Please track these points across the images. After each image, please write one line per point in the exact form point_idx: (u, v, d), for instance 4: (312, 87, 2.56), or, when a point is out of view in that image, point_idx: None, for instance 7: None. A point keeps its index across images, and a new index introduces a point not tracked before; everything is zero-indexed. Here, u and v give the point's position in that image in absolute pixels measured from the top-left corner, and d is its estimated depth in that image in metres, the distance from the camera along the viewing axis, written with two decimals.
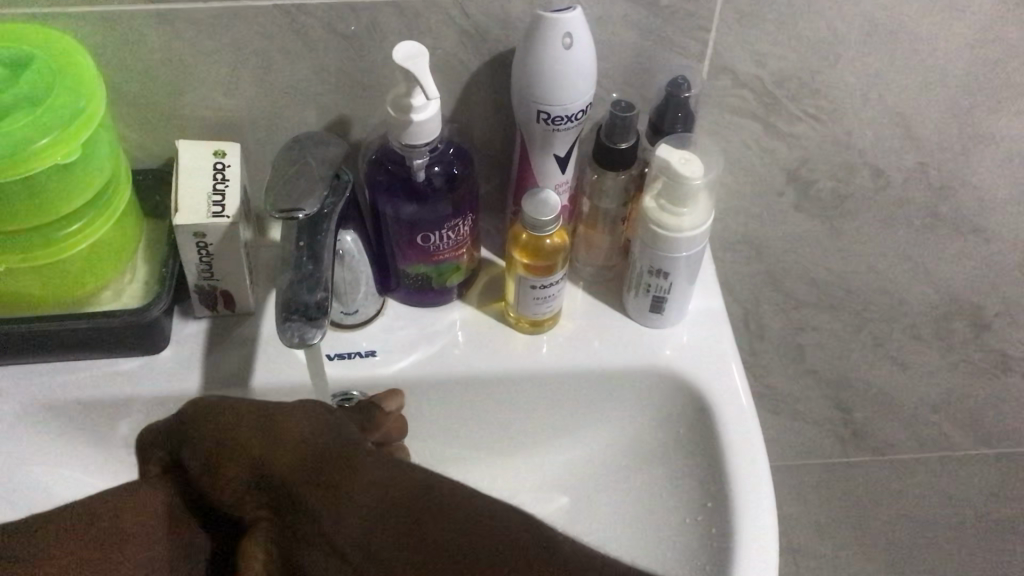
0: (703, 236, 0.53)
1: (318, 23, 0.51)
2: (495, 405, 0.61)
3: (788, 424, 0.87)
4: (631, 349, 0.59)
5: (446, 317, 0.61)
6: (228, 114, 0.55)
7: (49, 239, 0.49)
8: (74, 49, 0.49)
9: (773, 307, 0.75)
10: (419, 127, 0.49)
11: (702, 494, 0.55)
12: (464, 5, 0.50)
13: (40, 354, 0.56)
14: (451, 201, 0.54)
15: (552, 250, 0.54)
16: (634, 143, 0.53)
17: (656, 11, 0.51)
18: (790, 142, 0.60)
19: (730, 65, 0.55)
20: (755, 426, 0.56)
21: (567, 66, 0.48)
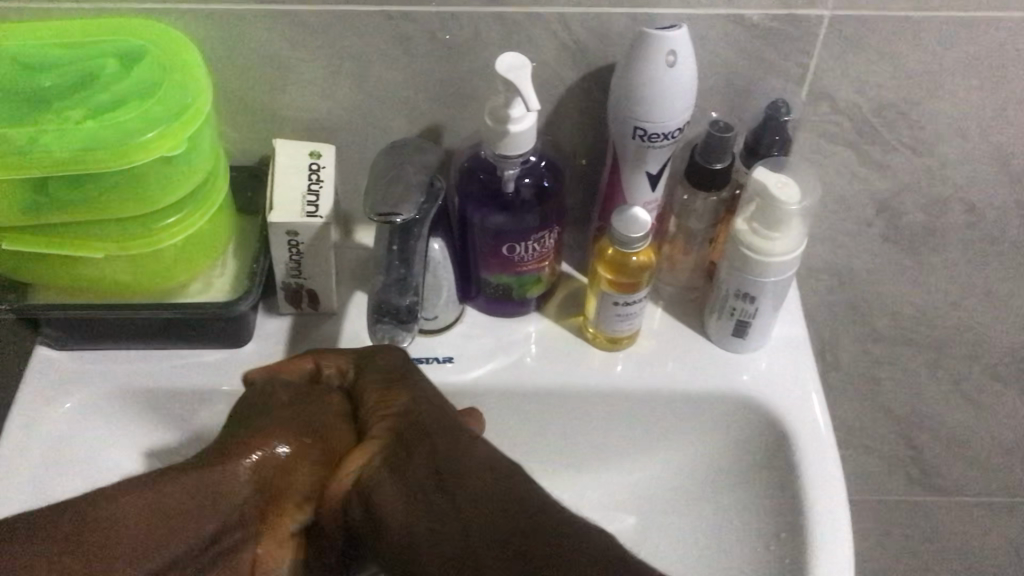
0: (794, 262, 0.52)
1: (421, 31, 0.51)
2: (568, 420, 0.61)
3: (857, 460, 0.85)
4: (709, 373, 0.59)
5: (523, 328, 0.61)
6: (325, 116, 0.56)
7: (149, 228, 0.51)
8: (184, 45, 0.50)
9: (851, 339, 0.74)
10: (515, 138, 0.49)
11: (778, 523, 0.55)
12: (566, 19, 0.51)
13: (129, 341, 0.57)
14: (539, 214, 0.54)
15: (637, 268, 0.54)
16: (728, 164, 0.53)
17: (759, 33, 0.51)
18: (883, 172, 0.59)
19: (829, 91, 0.54)
20: (835, 457, 0.55)
21: (668, 84, 0.48)
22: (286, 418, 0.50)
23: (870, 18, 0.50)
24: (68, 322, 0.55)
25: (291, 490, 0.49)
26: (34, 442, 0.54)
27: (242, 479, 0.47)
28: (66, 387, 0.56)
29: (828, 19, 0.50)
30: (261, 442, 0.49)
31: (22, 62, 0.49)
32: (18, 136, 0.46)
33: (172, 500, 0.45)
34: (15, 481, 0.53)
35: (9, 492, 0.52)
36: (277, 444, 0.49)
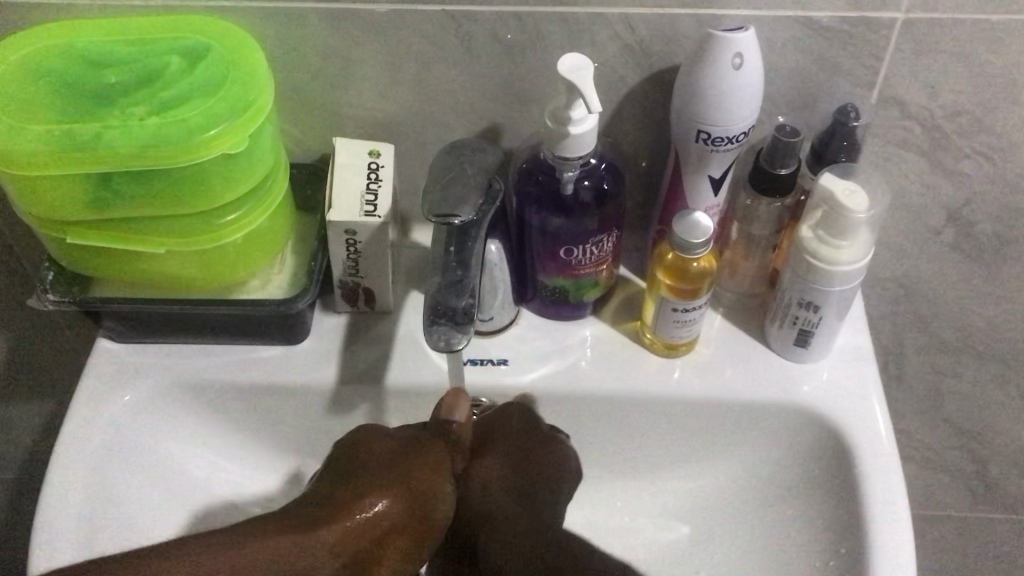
0: (861, 271, 0.51)
1: (483, 30, 0.51)
2: (622, 425, 0.60)
3: (919, 474, 0.83)
4: (769, 381, 0.57)
5: (579, 332, 0.60)
6: (385, 115, 0.56)
7: (210, 225, 0.51)
8: (248, 42, 0.50)
9: (916, 349, 0.72)
10: (575, 140, 0.49)
11: (838, 538, 0.53)
12: (630, 19, 0.50)
13: (188, 335, 0.58)
14: (598, 217, 0.53)
15: (697, 274, 0.53)
16: (794, 171, 0.52)
17: (829, 35, 0.50)
18: (955, 180, 0.58)
19: (901, 96, 0.53)
20: (899, 472, 0.53)
21: (734, 87, 0.47)
22: (385, 477, 0.47)
23: (945, 21, 0.49)
24: (129, 315, 0.56)
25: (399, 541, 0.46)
26: (95, 431, 0.55)
27: (368, 522, 0.45)
28: (127, 379, 0.57)
29: (901, 21, 0.49)
30: (376, 494, 0.46)
31: (90, 57, 0.49)
32: (83, 130, 0.46)
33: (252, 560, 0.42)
34: (76, 469, 0.54)
35: (69, 479, 0.53)
36: (382, 503, 0.46)
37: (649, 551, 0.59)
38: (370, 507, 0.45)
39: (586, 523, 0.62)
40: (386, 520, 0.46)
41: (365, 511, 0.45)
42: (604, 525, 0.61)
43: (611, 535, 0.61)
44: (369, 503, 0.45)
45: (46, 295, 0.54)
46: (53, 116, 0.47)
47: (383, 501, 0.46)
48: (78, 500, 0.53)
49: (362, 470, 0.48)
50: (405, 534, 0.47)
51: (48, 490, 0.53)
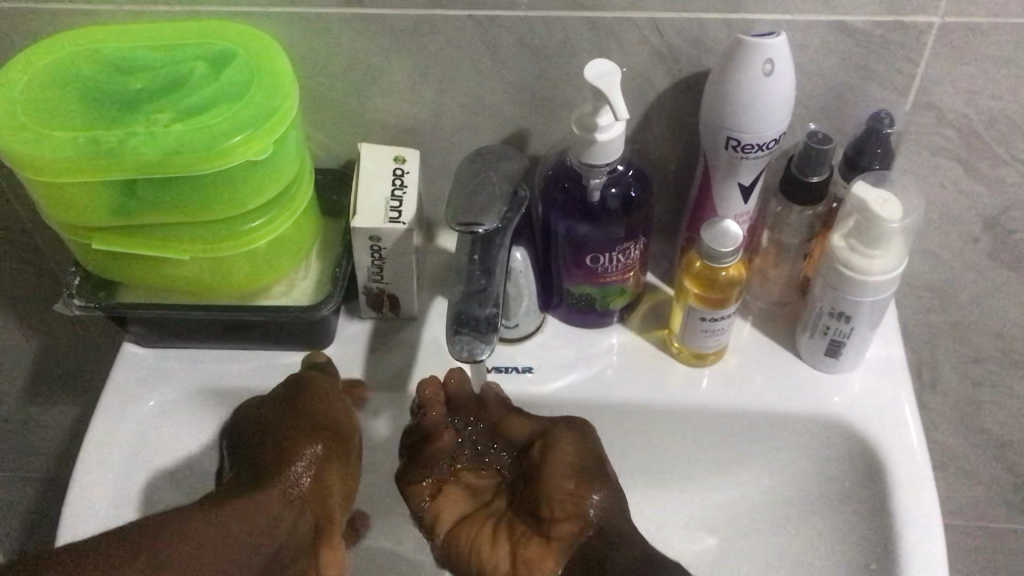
0: (895, 281, 0.49)
1: (509, 35, 0.50)
2: (649, 434, 0.59)
3: (955, 484, 0.81)
4: (798, 391, 0.56)
5: (605, 340, 0.59)
6: (410, 120, 0.56)
7: (234, 231, 0.51)
8: (272, 48, 0.50)
9: (950, 358, 0.70)
10: (602, 147, 0.48)
11: (868, 553, 0.52)
12: (658, 24, 0.49)
13: (213, 340, 0.58)
14: (625, 224, 0.52)
15: (726, 283, 0.52)
16: (826, 178, 0.50)
17: (862, 40, 0.49)
18: (993, 187, 0.56)
19: (937, 102, 0.51)
20: (932, 486, 0.52)
21: (765, 93, 0.46)
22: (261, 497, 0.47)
23: (984, 25, 0.47)
24: (154, 320, 0.56)
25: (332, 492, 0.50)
26: (119, 436, 0.55)
27: (281, 505, 0.48)
28: (152, 384, 0.57)
29: (937, 25, 0.48)
30: (292, 458, 0.49)
31: (116, 63, 0.49)
32: (107, 136, 0.46)
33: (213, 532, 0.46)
34: (100, 473, 0.54)
35: (94, 484, 0.53)
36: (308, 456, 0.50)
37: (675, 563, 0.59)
38: (292, 468, 0.49)
39: None
40: (305, 488, 0.49)
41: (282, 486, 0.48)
42: None
43: None
44: (294, 470, 0.49)
45: (72, 300, 0.54)
46: (78, 123, 0.47)
47: (307, 455, 0.50)
48: (102, 505, 0.53)
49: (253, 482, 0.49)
50: (318, 512, 0.49)
51: (72, 495, 0.53)
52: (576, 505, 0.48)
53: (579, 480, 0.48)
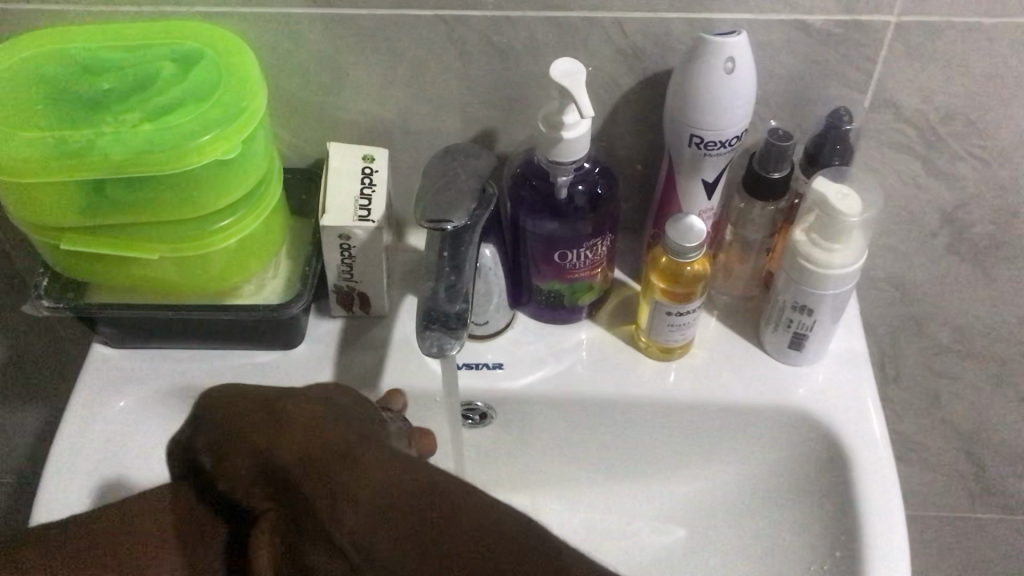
0: (855, 274, 0.51)
1: (475, 34, 0.51)
2: (619, 430, 0.60)
3: (918, 475, 0.83)
4: (764, 385, 0.57)
5: (575, 335, 0.60)
6: (378, 119, 0.56)
7: (202, 230, 0.51)
8: (240, 48, 0.50)
9: (912, 351, 0.72)
10: (568, 145, 0.49)
11: (832, 541, 0.53)
12: (622, 24, 0.50)
13: (183, 341, 0.58)
14: (592, 221, 0.53)
15: (691, 278, 0.53)
16: (787, 174, 0.52)
17: (821, 39, 0.50)
18: (949, 183, 0.58)
19: (894, 99, 0.53)
20: (893, 473, 0.53)
21: (726, 92, 0.47)
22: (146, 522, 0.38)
23: (938, 24, 0.49)
24: (123, 320, 0.56)
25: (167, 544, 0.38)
26: (90, 438, 0.55)
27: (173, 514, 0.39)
28: (123, 385, 0.57)
29: (894, 24, 0.49)
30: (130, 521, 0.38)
31: (84, 63, 0.49)
32: (75, 137, 0.46)
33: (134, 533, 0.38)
34: (71, 475, 0.54)
35: (66, 485, 0.53)
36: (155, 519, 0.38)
37: (644, 554, 0.60)
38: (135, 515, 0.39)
39: (583, 526, 0.62)
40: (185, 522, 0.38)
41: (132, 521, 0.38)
42: (600, 527, 0.62)
43: (607, 538, 0.61)
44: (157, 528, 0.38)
45: (41, 302, 0.54)
46: (46, 123, 0.47)
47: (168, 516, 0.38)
48: (73, 507, 0.53)
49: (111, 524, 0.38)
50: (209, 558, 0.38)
51: (43, 496, 0.53)
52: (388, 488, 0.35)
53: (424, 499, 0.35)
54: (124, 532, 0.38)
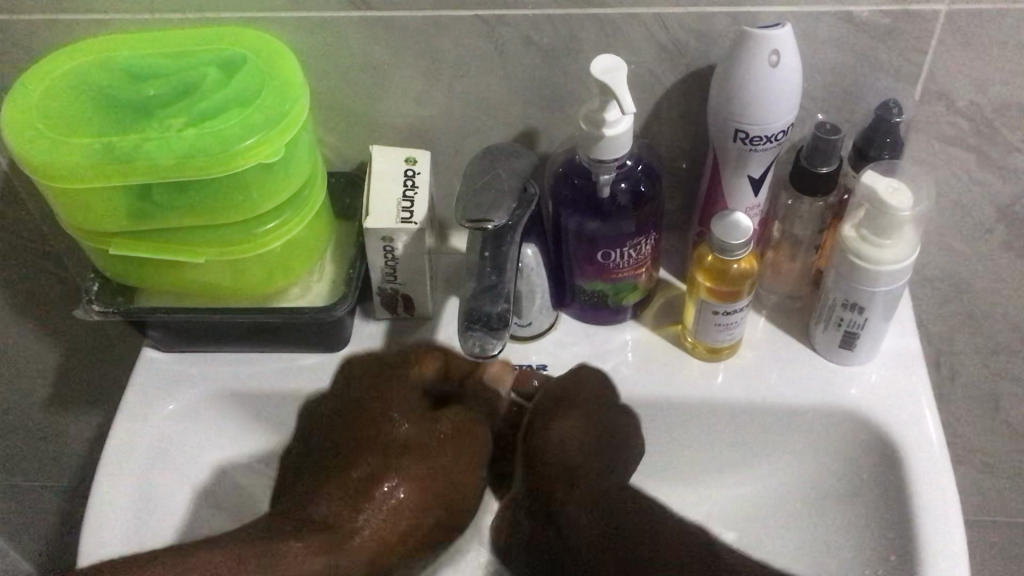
0: (907, 270, 0.49)
1: (515, 34, 0.51)
2: (665, 431, 0.59)
3: (979, 478, 0.80)
4: (816, 386, 0.56)
5: (620, 336, 0.59)
6: (420, 121, 0.56)
7: (249, 233, 0.51)
8: (284, 52, 0.50)
9: (970, 350, 0.70)
10: (610, 143, 0.48)
11: (886, 546, 0.52)
12: (664, 19, 0.49)
13: (230, 344, 0.59)
14: (635, 219, 0.52)
15: (737, 276, 0.52)
16: (835, 169, 0.51)
17: (868, 30, 0.49)
18: (1006, 176, 0.56)
19: (946, 91, 0.51)
20: (949, 474, 0.52)
21: (771, 85, 0.47)
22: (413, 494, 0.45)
23: (990, 12, 0.47)
24: (172, 324, 0.56)
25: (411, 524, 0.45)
26: (139, 438, 0.56)
27: (382, 511, 0.44)
28: (172, 387, 0.58)
29: (944, 14, 0.48)
30: (390, 482, 0.44)
31: (130, 71, 0.50)
32: (123, 142, 0.47)
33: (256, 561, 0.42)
34: (119, 475, 0.54)
35: (114, 485, 0.54)
36: (411, 488, 0.44)
37: None
38: (358, 472, 0.44)
39: None
40: (389, 513, 0.44)
41: (442, 478, 0.46)
42: None
43: None
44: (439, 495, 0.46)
45: (91, 306, 0.55)
46: (94, 129, 0.47)
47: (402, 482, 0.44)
48: (122, 507, 0.53)
49: (333, 516, 0.44)
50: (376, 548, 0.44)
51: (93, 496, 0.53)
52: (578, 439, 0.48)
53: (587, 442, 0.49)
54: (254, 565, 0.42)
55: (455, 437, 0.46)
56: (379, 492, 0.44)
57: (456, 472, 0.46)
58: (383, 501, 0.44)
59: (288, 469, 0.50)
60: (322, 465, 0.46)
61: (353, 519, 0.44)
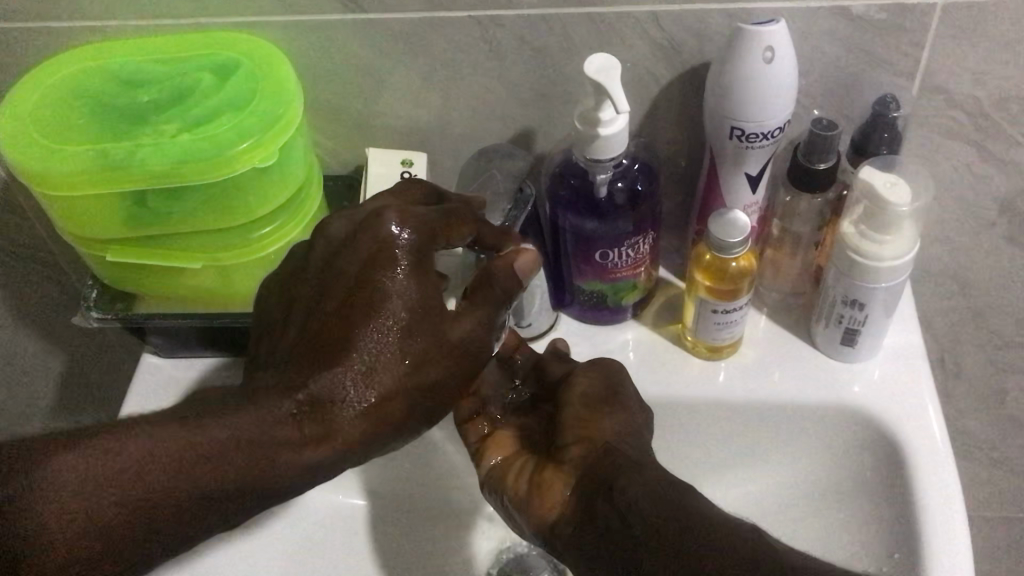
0: (907, 265, 0.49)
1: (509, 34, 0.50)
2: (667, 431, 0.59)
3: (986, 474, 0.80)
4: (818, 384, 0.56)
5: (620, 336, 0.59)
6: (416, 122, 0.56)
7: (245, 238, 0.51)
8: (277, 55, 0.50)
9: (974, 345, 0.69)
10: (605, 142, 0.48)
11: (891, 543, 0.51)
12: (658, 17, 0.49)
13: (230, 350, 0.59)
14: (633, 218, 0.52)
15: (736, 274, 0.51)
16: (833, 164, 0.50)
17: (864, 25, 0.48)
18: (1007, 170, 0.56)
19: (944, 85, 0.51)
20: (953, 470, 0.51)
21: (766, 81, 0.46)
22: (434, 294, 0.41)
23: (988, 5, 0.47)
24: (170, 330, 0.56)
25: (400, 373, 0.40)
26: None
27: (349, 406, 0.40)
28: (173, 394, 0.58)
29: (941, 8, 0.47)
30: (391, 329, 0.40)
31: (123, 77, 0.50)
32: (116, 149, 0.47)
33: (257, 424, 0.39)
34: None
35: None
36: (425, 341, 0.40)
37: None
38: (388, 229, 0.41)
39: None
40: (367, 411, 0.40)
41: (441, 333, 0.41)
42: None
43: None
44: (448, 328, 0.41)
45: (90, 313, 0.55)
46: (87, 136, 0.47)
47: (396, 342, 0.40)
48: None
49: (336, 319, 0.40)
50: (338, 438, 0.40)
51: None
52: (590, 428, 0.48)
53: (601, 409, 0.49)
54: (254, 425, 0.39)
55: (453, 352, 0.41)
56: (385, 283, 0.40)
57: (454, 333, 0.41)
58: (387, 325, 0.40)
59: (284, 271, 0.45)
60: (335, 254, 0.42)
61: (351, 337, 0.40)
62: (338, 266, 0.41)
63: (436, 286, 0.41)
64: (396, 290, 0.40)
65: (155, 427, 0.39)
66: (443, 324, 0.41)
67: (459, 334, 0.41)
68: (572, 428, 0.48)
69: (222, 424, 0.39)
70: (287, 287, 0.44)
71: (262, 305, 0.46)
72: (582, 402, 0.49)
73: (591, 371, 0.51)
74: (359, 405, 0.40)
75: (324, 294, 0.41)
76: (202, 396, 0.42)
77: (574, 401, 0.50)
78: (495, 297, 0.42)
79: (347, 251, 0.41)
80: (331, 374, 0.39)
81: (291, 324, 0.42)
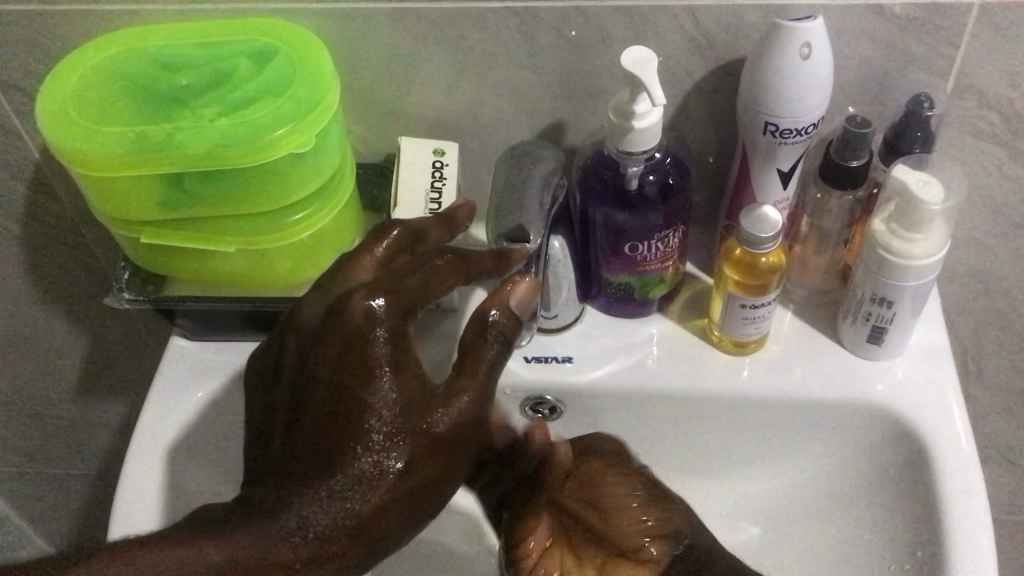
0: (937, 265, 0.49)
1: (545, 26, 0.51)
2: (690, 426, 0.59)
3: (1003, 477, 0.80)
4: (842, 381, 0.56)
5: (645, 329, 0.59)
6: (449, 113, 0.56)
7: (278, 223, 0.52)
8: (316, 43, 0.51)
9: (998, 348, 0.69)
10: (639, 135, 0.48)
11: (912, 541, 0.52)
12: (694, 11, 0.49)
13: (259, 333, 0.59)
14: (663, 212, 0.52)
15: (765, 270, 0.51)
16: (866, 162, 0.50)
17: (900, 23, 0.49)
18: None
19: (978, 84, 0.51)
20: (976, 470, 0.52)
21: (802, 77, 0.46)
22: (417, 388, 0.39)
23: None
24: (200, 314, 0.57)
25: (395, 487, 0.39)
26: (168, 426, 0.57)
27: (341, 525, 0.38)
28: (200, 375, 0.59)
29: (978, 7, 0.47)
30: (374, 440, 0.38)
31: (162, 60, 0.51)
32: (154, 131, 0.47)
33: (252, 547, 0.38)
34: (151, 463, 0.55)
35: (145, 472, 0.55)
36: (411, 442, 0.38)
37: None
38: (362, 317, 0.39)
39: None
40: (359, 525, 0.38)
41: (427, 427, 0.39)
42: None
43: None
44: (435, 421, 0.39)
45: (121, 294, 0.56)
46: (126, 117, 0.48)
47: (384, 454, 0.38)
48: (153, 494, 0.54)
49: (319, 431, 0.39)
50: (337, 556, 0.39)
51: (123, 484, 0.54)
52: (646, 526, 0.54)
53: (658, 505, 0.55)
54: (252, 549, 0.38)
55: (446, 447, 0.39)
56: (366, 391, 0.38)
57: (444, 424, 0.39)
58: (374, 436, 0.38)
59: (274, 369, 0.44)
60: (312, 350, 0.41)
61: (338, 453, 0.38)
62: (314, 371, 0.40)
63: (419, 376, 0.40)
64: (377, 399, 0.38)
65: (150, 548, 0.38)
66: (432, 417, 0.39)
67: (449, 422, 0.39)
68: (629, 529, 0.54)
69: (220, 548, 0.38)
70: (274, 391, 0.43)
71: (251, 411, 0.45)
72: (645, 509, 0.55)
73: (625, 469, 0.57)
74: (356, 525, 0.38)
75: (305, 403, 0.40)
76: (194, 515, 0.41)
77: (625, 507, 0.55)
78: (482, 373, 0.40)
79: (322, 348, 0.40)
80: (318, 492, 0.38)
81: (278, 430, 0.41)
